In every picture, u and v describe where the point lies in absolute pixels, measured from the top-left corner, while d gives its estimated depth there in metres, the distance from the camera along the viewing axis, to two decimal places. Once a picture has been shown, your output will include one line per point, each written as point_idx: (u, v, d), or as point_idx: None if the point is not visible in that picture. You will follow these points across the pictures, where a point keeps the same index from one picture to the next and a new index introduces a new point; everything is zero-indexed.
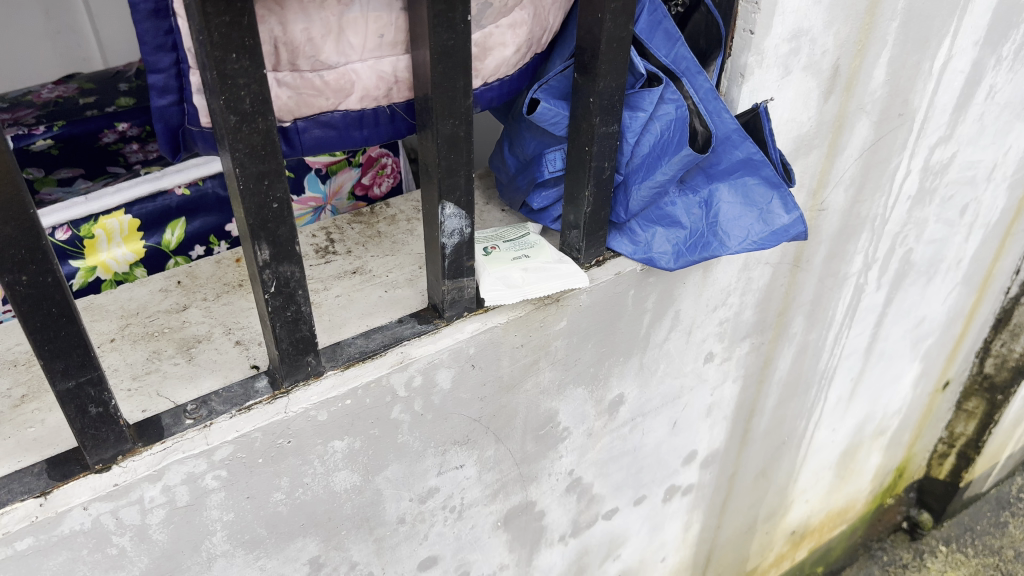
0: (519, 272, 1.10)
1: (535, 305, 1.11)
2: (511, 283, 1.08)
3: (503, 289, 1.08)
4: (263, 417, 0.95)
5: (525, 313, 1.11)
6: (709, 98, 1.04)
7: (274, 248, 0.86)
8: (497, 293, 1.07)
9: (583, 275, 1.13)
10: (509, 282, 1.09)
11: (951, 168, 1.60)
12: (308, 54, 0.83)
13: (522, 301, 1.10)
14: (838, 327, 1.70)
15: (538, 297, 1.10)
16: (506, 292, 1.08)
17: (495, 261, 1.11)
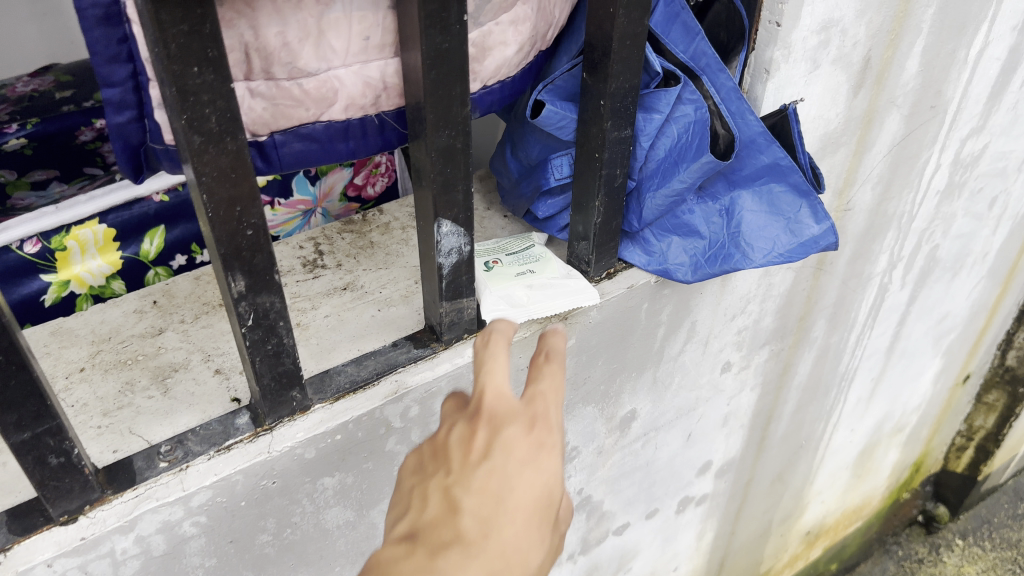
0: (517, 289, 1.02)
1: (542, 324, 1.02)
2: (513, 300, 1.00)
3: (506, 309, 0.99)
4: (243, 458, 0.87)
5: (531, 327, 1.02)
6: (732, 99, 0.95)
7: (250, 278, 0.76)
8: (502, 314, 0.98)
9: (593, 292, 1.04)
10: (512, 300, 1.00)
11: (982, 160, 1.50)
12: (284, 61, 0.73)
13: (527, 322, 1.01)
14: (860, 327, 1.60)
15: (544, 316, 1.01)
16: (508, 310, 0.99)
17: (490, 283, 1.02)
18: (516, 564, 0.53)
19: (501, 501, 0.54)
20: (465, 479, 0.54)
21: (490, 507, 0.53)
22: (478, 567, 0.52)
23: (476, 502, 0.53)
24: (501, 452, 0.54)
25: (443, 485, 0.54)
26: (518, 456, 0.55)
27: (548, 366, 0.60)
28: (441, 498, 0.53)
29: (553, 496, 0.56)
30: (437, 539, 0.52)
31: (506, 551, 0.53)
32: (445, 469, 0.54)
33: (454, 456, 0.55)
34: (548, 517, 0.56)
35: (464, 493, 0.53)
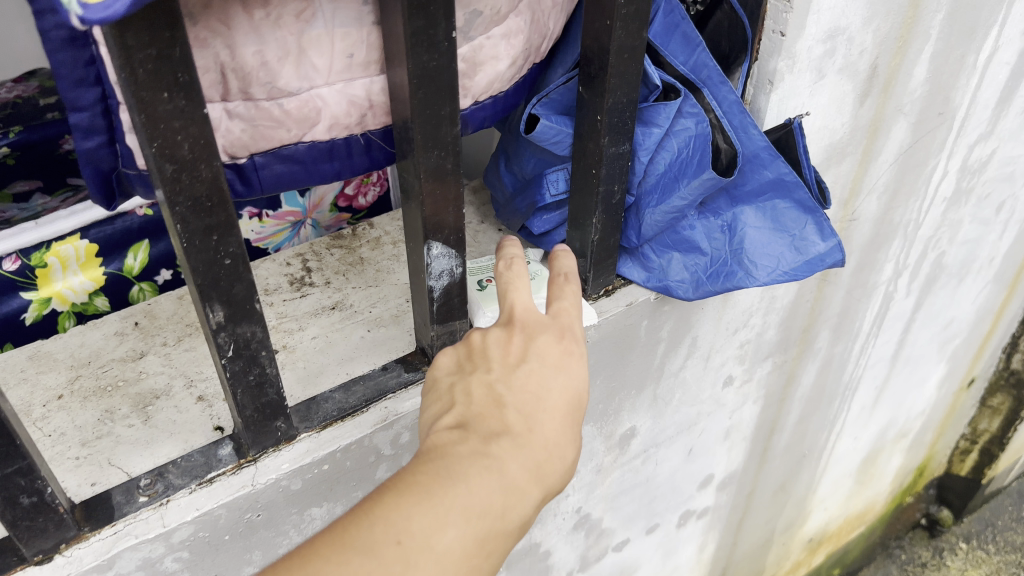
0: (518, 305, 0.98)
1: None
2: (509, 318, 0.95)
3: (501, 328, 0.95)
4: (226, 492, 0.83)
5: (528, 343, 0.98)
6: (734, 112, 0.91)
7: (230, 308, 0.73)
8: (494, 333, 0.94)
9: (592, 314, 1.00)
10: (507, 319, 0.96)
11: (989, 166, 1.46)
12: (262, 81, 0.69)
13: None
14: (865, 337, 1.57)
15: None
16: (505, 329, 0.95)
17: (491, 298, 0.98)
18: (555, 452, 0.62)
19: (539, 396, 0.64)
20: (508, 377, 0.64)
21: (532, 402, 0.63)
22: (525, 452, 0.60)
23: (519, 396, 0.63)
24: (536, 356, 0.66)
25: (488, 380, 0.64)
26: (549, 360, 0.66)
27: (567, 288, 0.74)
28: (486, 392, 0.63)
29: (579, 399, 0.66)
30: (488, 428, 0.61)
31: (547, 441, 0.62)
32: (488, 367, 0.64)
33: (496, 358, 0.65)
34: (577, 416, 0.66)
35: (508, 388, 0.63)
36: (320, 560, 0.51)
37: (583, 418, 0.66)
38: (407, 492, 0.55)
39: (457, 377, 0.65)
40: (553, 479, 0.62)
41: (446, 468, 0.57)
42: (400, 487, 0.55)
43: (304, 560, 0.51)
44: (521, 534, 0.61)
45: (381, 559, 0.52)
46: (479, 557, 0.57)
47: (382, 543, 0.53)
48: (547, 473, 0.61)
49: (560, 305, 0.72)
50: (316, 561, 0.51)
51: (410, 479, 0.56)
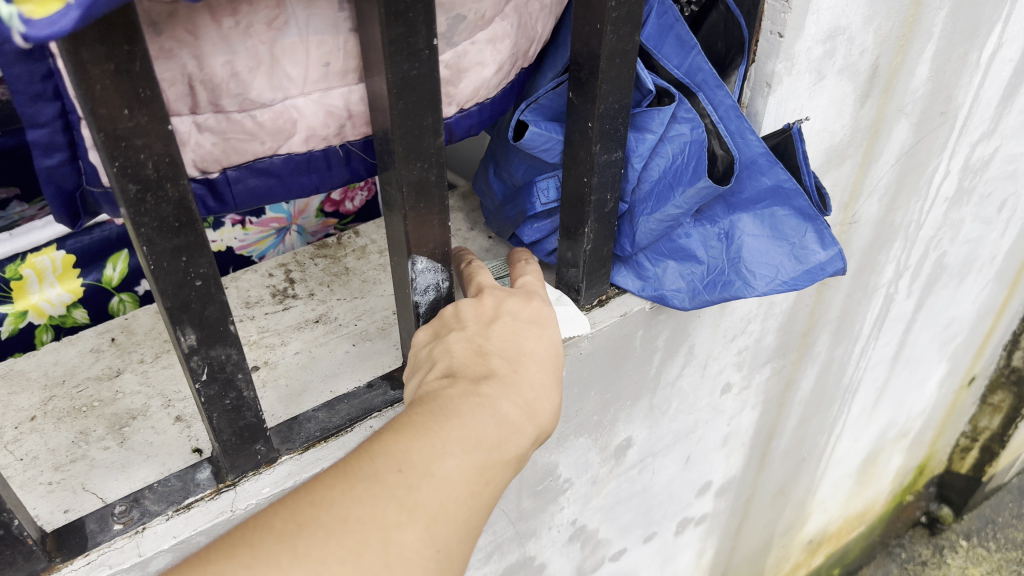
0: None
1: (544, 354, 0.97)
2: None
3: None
4: (205, 519, 0.79)
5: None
6: (730, 117, 0.87)
7: (202, 330, 0.69)
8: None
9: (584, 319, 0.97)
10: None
11: (991, 164, 1.43)
12: (233, 93, 0.65)
13: None
14: (865, 340, 1.53)
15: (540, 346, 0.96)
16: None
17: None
18: (540, 393, 0.69)
19: (516, 345, 0.71)
20: (486, 332, 0.71)
21: (512, 352, 0.70)
22: (514, 392, 0.66)
23: (499, 345, 0.70)
24: (509, 313, 0.74)
25: (467, 336, 0.71)
26: (520, 314, 0.74)
27: (526, 268, 0.85)
28: (468, 345, 0.70)
29: (555, 350, 0.73)
30: (472, 375, 0.66)
31: (531, 383, 0.68)
32: (464, 326, 0.72)
33: (471, 318, 0.73)
34: (556, 363, 0.73)
35: (487, 339, 0.71)
36: (329, 488, 0.54)
37: (559, 364, 0.73)
38: (402, 429, 0.59)
39: (439, 343, 0.72)
40: (540, 415, 0.67)
41: (439, 407, 0.62)
42: (397, 426, 0.59)
43: (313, 487, 0.54)
44: (517, 472, 0.65)
45: (387, 484, 0.55)
46: (481, 484, 0.60)
47: (384, 470, 0.56)
48: (536, 410, 0.67)
49: (524, 278, 0.83)
50: (324, 487, 0.54)
51: (406, 418, 0.60)
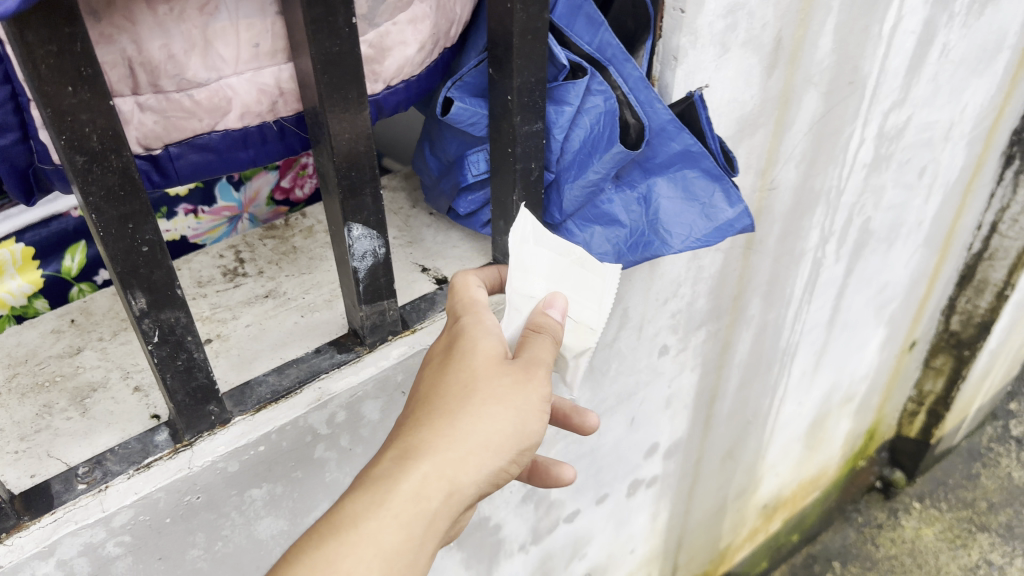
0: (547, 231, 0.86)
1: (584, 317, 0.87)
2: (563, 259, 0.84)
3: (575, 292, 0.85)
4: (164, 475, 0.86)
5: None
6: (639, 88, 0.94)
7: (151, 294, 0.75)
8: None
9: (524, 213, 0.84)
10: (570, 275, 0.84)
11: (906, 132, 1.51)
12: (171, 74, 0.72)
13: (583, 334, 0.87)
14: (798, 303, 1.62)
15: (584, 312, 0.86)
16: (581, 296, 0.85)
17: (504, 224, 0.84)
18: (428, 422, 0.66)
19: (413, 397, 0.71)
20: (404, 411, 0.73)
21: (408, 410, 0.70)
22: (392, 444, 0.66)
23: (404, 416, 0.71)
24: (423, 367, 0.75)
25: None
26: (426, 361, 0.74)
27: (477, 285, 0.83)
28: None
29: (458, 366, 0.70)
30: None
31: (415, 421, 0.67)
32: None
33: None
34: (458, 377, 0.69)
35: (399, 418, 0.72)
36: None
37: (462, 373, 0.69)
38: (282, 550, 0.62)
39: None
40: (429, 443, 0.65)
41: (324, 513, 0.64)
42: None
43: None
44: (419, 510, 0.62)
45: None
46: (349, 551, 0.59)
47: None
48: (418, 442, 0.65)
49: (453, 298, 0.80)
50: None
51: None
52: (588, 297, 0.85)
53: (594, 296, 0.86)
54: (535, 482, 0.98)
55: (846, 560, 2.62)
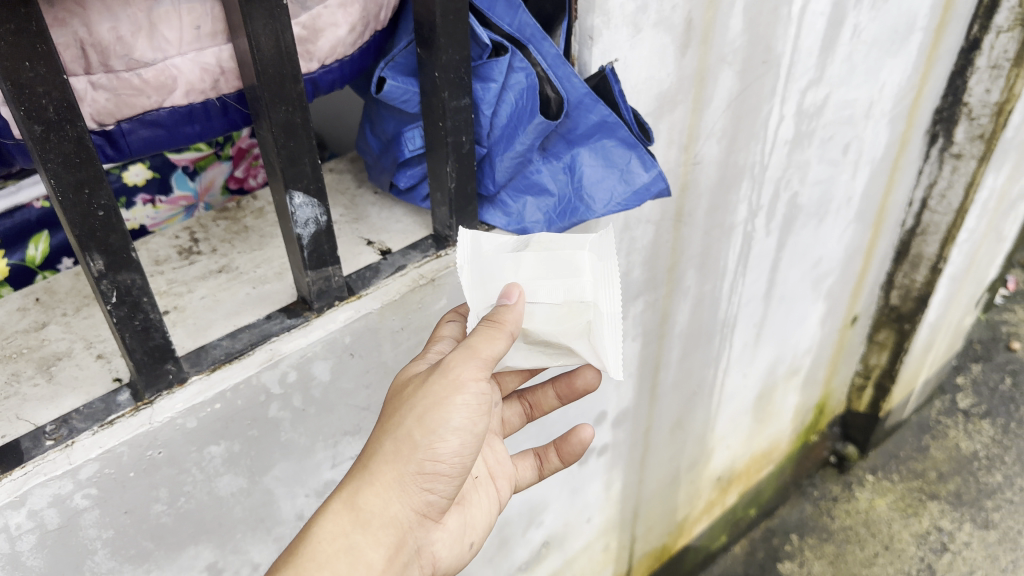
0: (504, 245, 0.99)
1: (574, 310, 0.93)
2: (520, 255, 0.94)
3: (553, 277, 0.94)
4: (127, 431, 0.92)
5: (549, 348, 0.97)
6: (557, 64, 1.02)
7: (108, 257, 0.82)
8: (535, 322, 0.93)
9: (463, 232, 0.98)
10: (540, 265, 0.94)
11: (826, 109, 1.61)
12: (120, 54, 0.79)
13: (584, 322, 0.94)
14: (732, 276, 1.72)
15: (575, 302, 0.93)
16: (561, 278, 0.93)
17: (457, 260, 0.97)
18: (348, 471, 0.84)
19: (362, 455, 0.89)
20: None
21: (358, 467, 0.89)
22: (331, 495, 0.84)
23: None
24: None
25: None
26: None
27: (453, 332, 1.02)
28: None
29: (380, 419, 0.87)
30: None
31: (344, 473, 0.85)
32: None
33: None
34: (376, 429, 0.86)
35: None
36: None
37: (379, 422, 0.86)
38: None
39: None
40: (345, 487, 0.82)
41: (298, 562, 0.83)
42: None
43: None
44: (337, 538, 0.79)
45: None
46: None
47: None
48: (338, 488, 0.83)
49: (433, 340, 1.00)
50: None
51: None
52: (569, 278, 0.93)
53: (582, 271, 0.94)
54: (574, 452, 1.22)
55: (803, 532, 2.72)
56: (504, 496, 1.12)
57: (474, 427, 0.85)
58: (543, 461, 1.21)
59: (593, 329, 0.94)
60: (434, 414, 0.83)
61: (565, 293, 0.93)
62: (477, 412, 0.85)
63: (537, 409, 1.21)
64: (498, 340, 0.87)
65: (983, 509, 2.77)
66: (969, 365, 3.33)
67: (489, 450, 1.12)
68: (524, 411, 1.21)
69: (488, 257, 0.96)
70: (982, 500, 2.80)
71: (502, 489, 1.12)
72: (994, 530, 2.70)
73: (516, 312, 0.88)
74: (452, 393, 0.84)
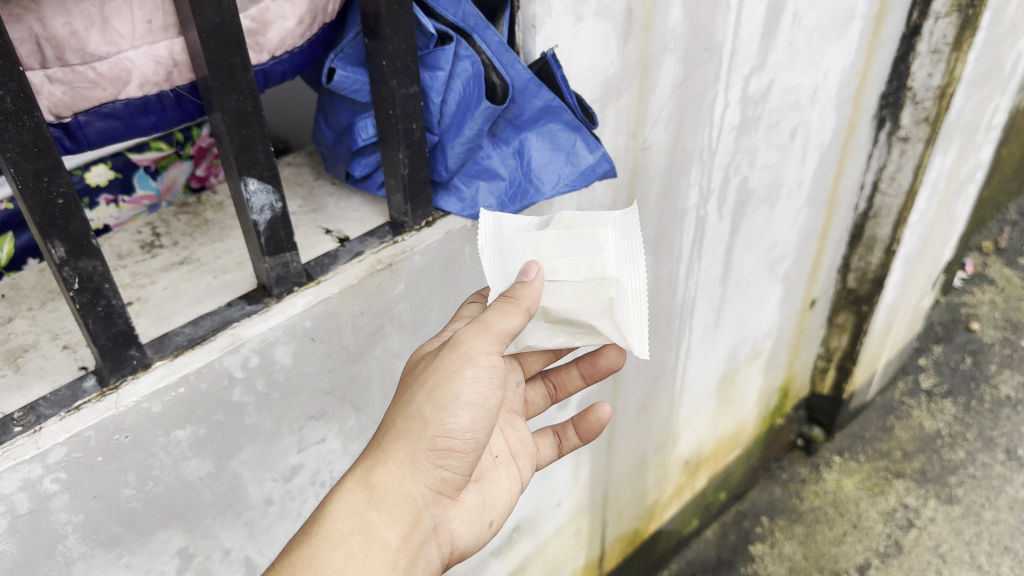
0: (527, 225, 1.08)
1: (594, 286, 0.99)
2: (540, 234, 1.03)
3: (575, 254, 1.02)
4: (94, 415, 0.94)
5: (573, 327, 1.02)
6: (501, 52, 1.09)
7: (69, 244, 0.85)
8: (559, 297, 1.00)
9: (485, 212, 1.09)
10: (562, 242, 1.03)
11: (770, 95, 1.67)
12: (74, 48, 0.83)
13: (605, 300, 0.99)
14: (688, 260, 1.77)
15: (595, 279, 0.99)
16: (583, 255, 1.01)
17: (479, 236, 1.06)
18: (364, 451, 0.93)
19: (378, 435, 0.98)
20: None
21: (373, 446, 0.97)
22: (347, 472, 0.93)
23: None
24: None
25: None
26: None
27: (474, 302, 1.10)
28: None
29: (394, 399, 0.95)
30: None
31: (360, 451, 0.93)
32: None
33: None
34: (391, 408, 0.94)
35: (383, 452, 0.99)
36: None
37: (393, 402, 0.95)
38: None
39: None
40: (360, 467, 0.91)
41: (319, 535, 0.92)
42: None
43: None
44: (353, 515, 0.88)
45: None
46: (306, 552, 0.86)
47: None
48: (354, 466, 0.91)
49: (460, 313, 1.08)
50: None
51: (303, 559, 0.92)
52: (592, 254, 1.01)
53: (604, 248, 1.01)
54: (588, 430, 1.28)
55: (773, 514, 2.77)
56: (525, 476, 1.20)
57: (484, 402, 0.93)
58: (560, 439, 1.28)
59: (615, 306, 0.99)
60: (443, 390, 0.91)
61: (587, 269, 1.00)
62: (488, 386, 0.93)
63: (561, 389, 1.28)
64: (513, 314, 0.93)
65: (947, 485, 2.84)
66: (930, 347, 3.41)
67: (512, 430, 1.20)
68: (549, 391, 1.29)
69: (508, 238, 1.05)
70: (946, 477, 2.86)
71: (524, 469, 1.20)
72: (957, 505, 2.77)
73: (532, 289, 0.94)
74: (461, 367, 0.91)
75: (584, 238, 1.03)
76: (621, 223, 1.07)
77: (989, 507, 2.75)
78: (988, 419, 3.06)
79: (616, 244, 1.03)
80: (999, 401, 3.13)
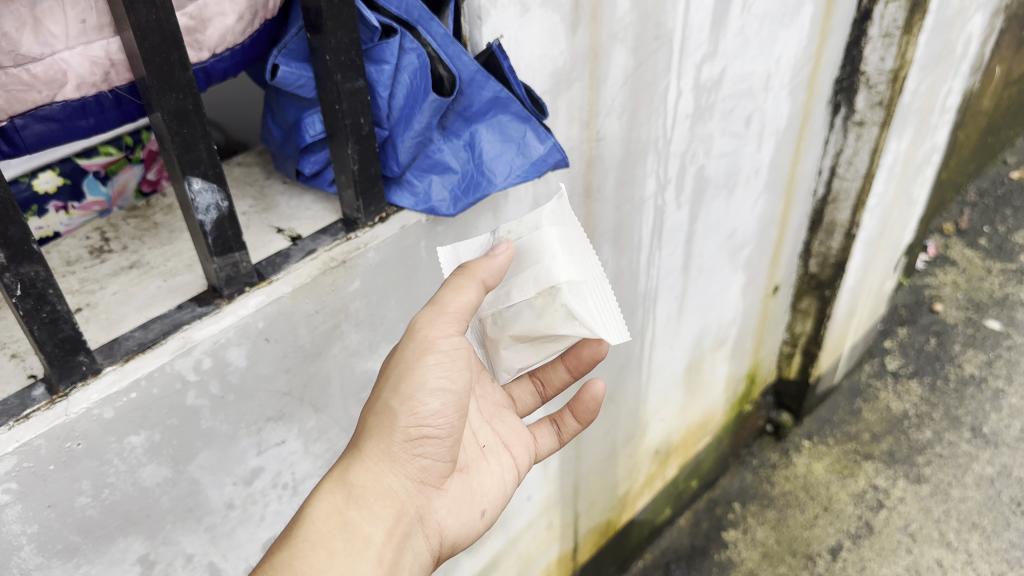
0: (481, 247, 1.08)
1: (548, 297, 1.03)
2: None
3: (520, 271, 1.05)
4: (43, 424, 0.92)
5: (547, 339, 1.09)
6: (446, 43, 1.08)
7: (7, 249, 0.84)
8: (520, 319, 1.06)
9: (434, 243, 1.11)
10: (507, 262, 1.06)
11: (723, 83, 1.68)
12: (6, 49, 0.81)
13: (563, 305, 1.03)
14: (648, 249, 1.78)
15: (546, 288, 1.03)
16: (527, 270, 1.04)
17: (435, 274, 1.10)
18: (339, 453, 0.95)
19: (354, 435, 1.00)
20: None
21: None
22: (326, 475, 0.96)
23: None
24: None
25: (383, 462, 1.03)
26: None
27: None
28: None
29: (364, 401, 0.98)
30: None
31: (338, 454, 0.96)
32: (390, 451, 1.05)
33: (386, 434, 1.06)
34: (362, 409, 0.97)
35: None
36: None
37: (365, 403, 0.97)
38: None
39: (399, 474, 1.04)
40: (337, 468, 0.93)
41: None
42: None
43: None
44: (333, 515, 0.90)
45: None
46: None
47: None
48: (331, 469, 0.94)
49: None
50: None
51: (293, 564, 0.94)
52: (536, 266, 1.04)
53: (545, 251, 1.03)
54: (581, 413, 1.25)
55: (744, 500, 2.80)
56: (522, 462, 1.20)
57: (452, 385, 0.95)
58: (559, 426, 1.27)
59: (571, 308, 1.03)
60: (410, 381, 0.93)
61: (535, 284, 1.04)
62: (452, 368, 0.95)
63: (548, 385, 1.28)
64: (467, 290, 0.96)
65: (915, 465, 2.87)
66: (895, 329, 3.44)
67: (501, 422, 1.20)
68: (535, 382, 1.29)
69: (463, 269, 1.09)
70: (914, 457, 2.89)
71: (519, 455, 1.19)
72: (926, 484, 2.80)
73: (489, 268, 0.98)
74: (423, 355, 0.94)
75: (525, 249, 1.05)
76: (557, 211, 1.05)
77: (956, 485, 2.79)
78: (953, 398, 3.10)
79: (558, 243, 1.03)
80: (964, 380, 3.17)
